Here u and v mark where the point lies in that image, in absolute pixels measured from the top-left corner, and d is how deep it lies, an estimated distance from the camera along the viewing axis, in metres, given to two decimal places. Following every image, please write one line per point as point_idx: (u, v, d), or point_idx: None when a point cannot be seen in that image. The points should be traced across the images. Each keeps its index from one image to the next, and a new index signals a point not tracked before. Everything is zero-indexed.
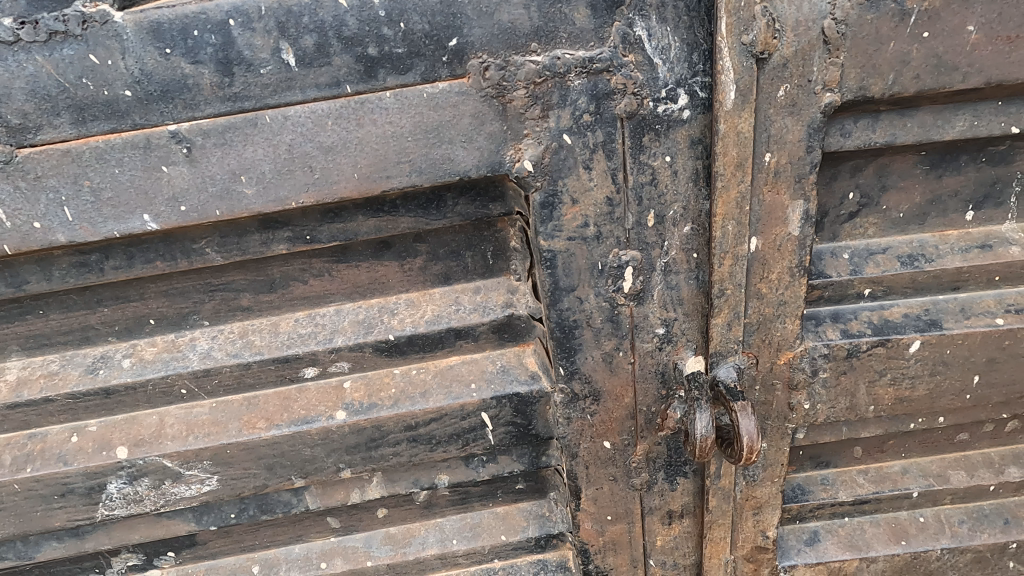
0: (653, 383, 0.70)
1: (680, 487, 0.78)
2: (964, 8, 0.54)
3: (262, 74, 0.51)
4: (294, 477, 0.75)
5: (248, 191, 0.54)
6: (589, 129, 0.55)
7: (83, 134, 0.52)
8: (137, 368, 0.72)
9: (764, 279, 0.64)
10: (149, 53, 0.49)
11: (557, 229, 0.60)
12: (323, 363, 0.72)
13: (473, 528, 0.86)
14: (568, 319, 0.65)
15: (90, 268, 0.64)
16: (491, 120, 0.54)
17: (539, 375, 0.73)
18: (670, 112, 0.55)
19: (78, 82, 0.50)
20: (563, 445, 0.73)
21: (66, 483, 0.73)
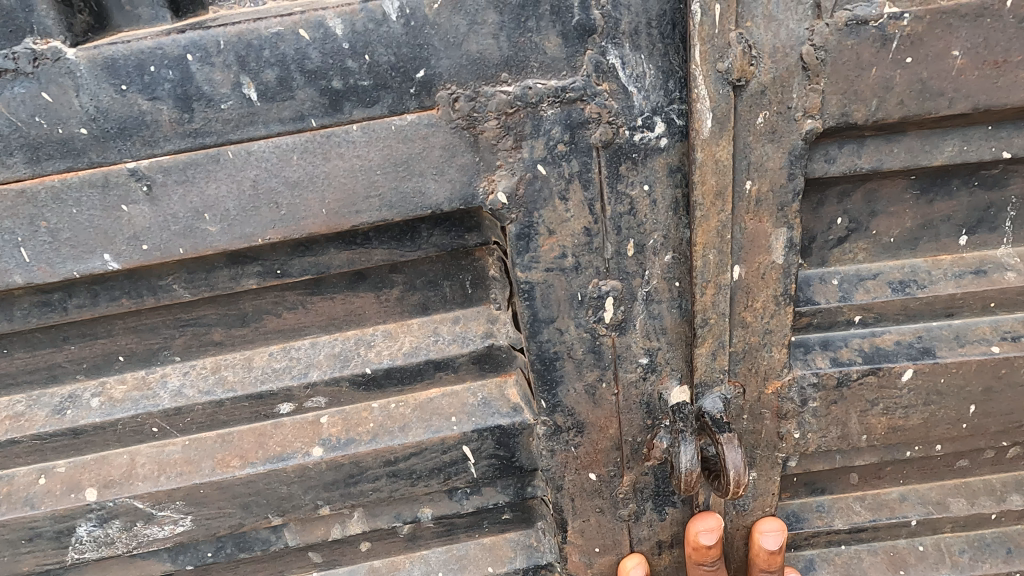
0: (638, 413, 0.68)
1: (669, 517, 0.76)
2: (948, 33, 0.52)
3: (222, 110, 0.49)
4: (271, 515, 0.73)
5: (213, 228, 0.53)
6: (564, 159, 0.54)
7: (38, 174, 0.50)
8: (106, 408, 0.69)
9: (747, 308, 0.63)
10: (105, 91, 0.47)
11: (534, 260, 0.58)
12: (299, 398, 0.70)
13: (459, 560, 0.84)
14: (548, 351, 0.63)
15: (53, 306, 0.61)
16: (462, 152, 0.52)
17: (521, 407, 0.71)
18: (647, 141, 0.54)
19: (31, 121, 0.48)
20: (547, 478, 0.71)
21: (34, 526, 0.71)
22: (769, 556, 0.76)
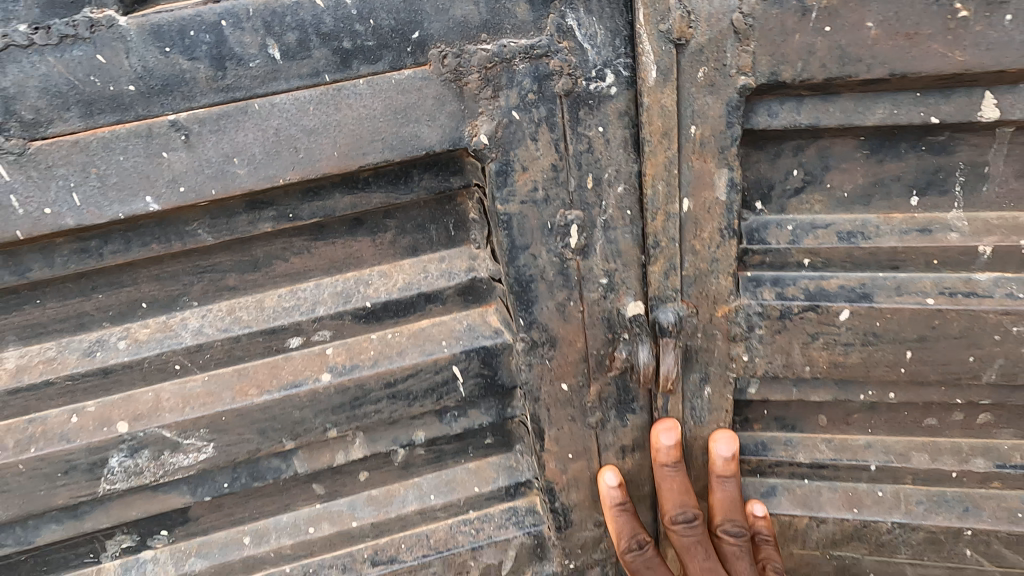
0: (600, 329, 0.80)
1: (630, 423, 0.89)
2: (861, 7, 0.63)
3: (251, 68, 0.59)
4: (285, 440, 0.83)
5: (241, 171, 0.62)
6: (534, 106, 0.65)
7: (89, 126, 0.58)
8: (132, 349, 0.78)
9: (697, 238, 0.75)
10: (151, 53, 0.57)
11: (511, 194, 0.69)
12: (307, 332, 0.80)
13: (448, 483, 0.94)
14: (525, 274, 0.74)
15: (90, 253, 0.70)
16: (450, 101, 0.63)
17: (502, 329, 0.82)
18: (600, 89, 0.66)
19: (87, 79, 0.57)
20: (526, 390, 0.82)
21: (69, 459, 0.79)
22: (724, 462, 0.89)
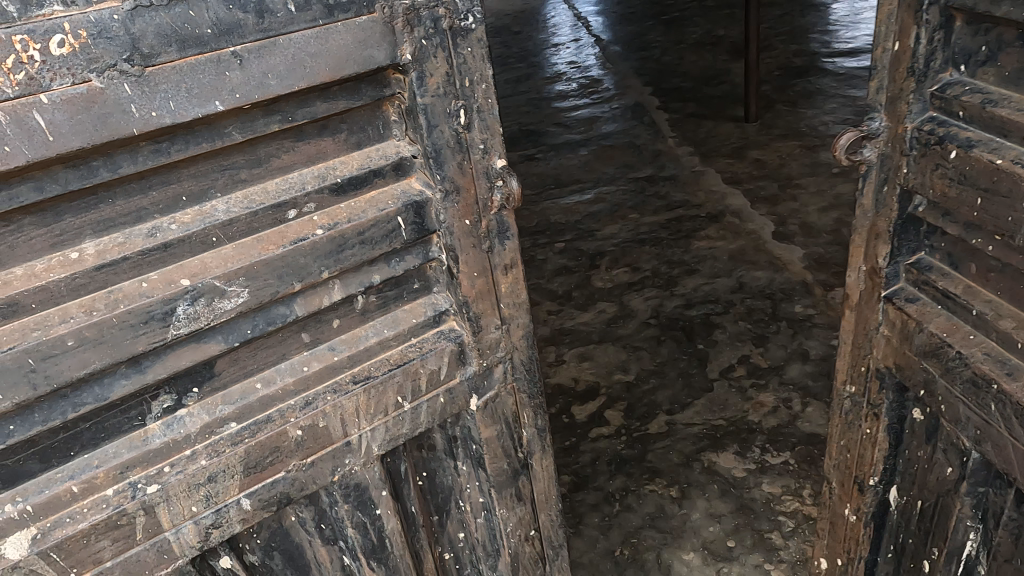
0: (483, 179, 1.29)
1: (509, 247, 1.36)
2: None
3: (278, 16, 1.03)
4: (295, 282, 1.16)
5: (274, 83, 1.05)
6: (432, 35, 1.15)
7: (181, 56, 0.98)
8: (183, 227, 1.08)
9: (898, 69, 1.26)
10: (221, 8, 0.98)
11: (425, 89, 1.17)
12: (300, 205, 1.16)
13: (393, 320, 1.31)
14: (436, 144, 1.22)
15: (162, 151, 1.03)
16: (387, 32, 1.11)
17: (425, 188, 1.24)
18: (469, 25, 1.17)
19: (184, 26, 0.97)
20: (444, 227, 1.27)
21: (148, 309, 1.06)
22: None
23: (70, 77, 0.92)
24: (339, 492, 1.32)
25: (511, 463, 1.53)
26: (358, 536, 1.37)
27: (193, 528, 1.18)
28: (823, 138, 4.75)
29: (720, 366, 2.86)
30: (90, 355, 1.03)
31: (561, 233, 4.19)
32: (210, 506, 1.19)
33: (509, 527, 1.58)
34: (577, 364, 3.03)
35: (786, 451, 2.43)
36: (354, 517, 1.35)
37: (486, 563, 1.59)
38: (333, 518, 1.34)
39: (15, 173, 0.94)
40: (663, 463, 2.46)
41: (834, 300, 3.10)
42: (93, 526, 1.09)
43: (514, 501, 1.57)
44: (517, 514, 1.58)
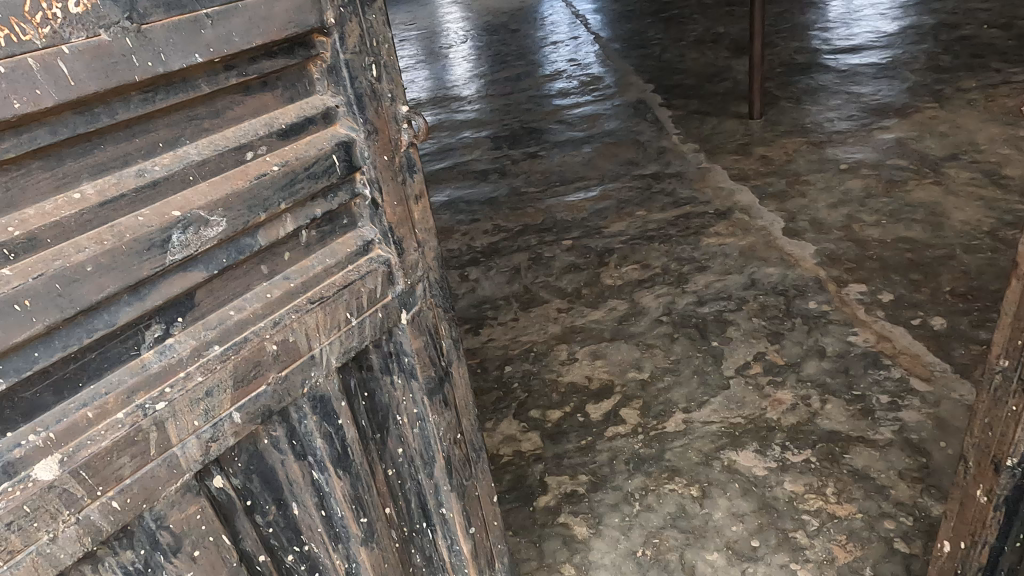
0: (393, 120, 1.35)
1: (417, 178, 1.43)
2: None
3: None
4: (260, 212, 1.17)
5: (238, 39, 1.09)
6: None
7: (166, 16, 1.01)
8: (166, 167, 1.07)
9: None
10: None
11: (345, 45, 1.25)
12: (254, 147, 1.17)
13: (331, 249, 1.31)
14: (358, 93, 1.28)
15: (149, 99, 1.03)
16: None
17: (349, 129, 1.29)
18: None
19: None
20: (368, 163, 1.32)
21: (149, 237, 1.04)
22: None
23: (84, 32, 0.94)
24: (307, 405, 1.29)
25: (437, 372, 1.55)
26: (325, 447, 1.34)
27: (196, 442, 1.13)
28: (829, 134, 4.72)
29: (735, 364, 2.83)
30: (106, 280, 1.00)
31: (568, 230, 4.16)
32: (208, 420, 1.14)
33: (440, 431, 1.58)
34: (590, 362, 3.00)
35: (807, 449, 2.39)
36: (321, 427, 1.32)
37: (425, 471, 1.57)
38: (302, 433, 1.30)
39: (29, 117, 0.92)
40: (683, 463, 2.42)
41: (849, 296, 3.07)
42: (115, 443, 1.03)
43: (443, 406, 1.57)
44: (445, 417, 1.59)
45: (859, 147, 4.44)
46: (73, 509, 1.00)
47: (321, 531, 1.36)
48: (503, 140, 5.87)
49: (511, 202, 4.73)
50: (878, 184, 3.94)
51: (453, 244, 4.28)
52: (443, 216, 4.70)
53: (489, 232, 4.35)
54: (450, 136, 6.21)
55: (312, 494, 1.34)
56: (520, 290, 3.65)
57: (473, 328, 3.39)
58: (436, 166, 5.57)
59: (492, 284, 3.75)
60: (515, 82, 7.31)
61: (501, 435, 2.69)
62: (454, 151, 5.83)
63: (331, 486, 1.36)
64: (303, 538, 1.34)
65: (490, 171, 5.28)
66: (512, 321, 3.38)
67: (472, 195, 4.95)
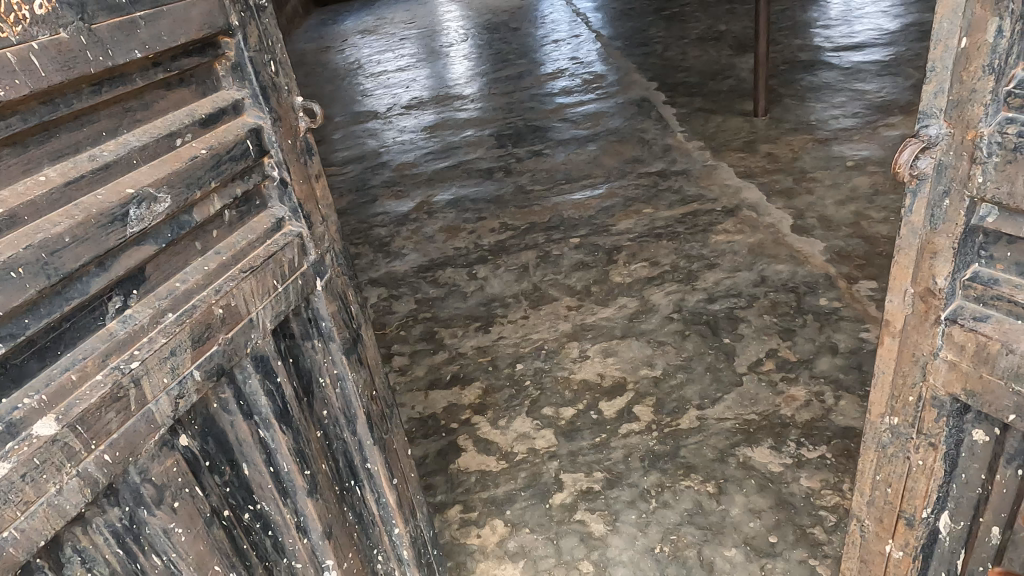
0: (291, 109, 1.36)
1: (316, 162, 1.44)
2: None
3: None
4: (197, 189, 1.16)
5: (166, 37, 1.10)
6: None
7: (110, 16, 1.01)
8: (113, 151, 1.05)
9: (967, 70, 1.08)
10: None
11: (246, 41, 1.26)
12: (181, 134, 1.16)
13: (251, 229, 1.30)
14: (263, 86, 1.29)
15: (96, 90, 1.02)
16: None
17: (257, 118, 1.29)
18: None
19: None
20: (276, 148, 1.32)
21: (111, 211, 1.02)
22: None
23: (47, 29, 0.93)
24: (251, 364, 1.28)
25: (351, 333, 1.55)
26: (268, 404, 1.33)
27: (168, 398, 1.12)
28: (835, 131, 4.72)
29: (748, 361, 2.83)
30: (82, 251, 0.98)
31: (575, 228, 4.16)
32: (175, 377, 1.13)
33: (360, 388, 1.58)
34: (601, 360, 3.01)
35: (822, 445, 2.39)
36: (264, 385, 1.32)
37: (350, 430, 1.56)
38: (248, 392, 1.29)
39: (6, 106, 0.89)
40: (698, 459, 2.43)
41: (859, 292, 3.08)
42: (101, 400, 1.01)
43: (360, 364, 1.57)
44: (362, 375, 1.59)
45: (865, 144, 4.45)
46: (72, 462, 0.97)
47: (271, 487, 1.35)
48: (507, 138, 5.87)
49: (516, 200, 4.73)
50: (885, 181, 3.95)
51: (460, 242, 4.28)
52: (449, 215, 4.70)
53: (496, 230, 4.35)
54: (454, 135, 6.21)
55: (260, 452, 1.32)
56: (529, 288, 3.65)
57: (483, 326, 3.39)
58: (441, 165, 5.57)
59: (501, 282, 3.75)
60: (517, 80, 7.31)
61: (514, 432, 2.69)
62: (458, 149, 5.82)
63: (276, 442, 1.35)
64: (256, 497, 1.33)
65: (494, 170, 5.28)
66: (522, 319, 3.38)
67: (477, 194, 4.95)
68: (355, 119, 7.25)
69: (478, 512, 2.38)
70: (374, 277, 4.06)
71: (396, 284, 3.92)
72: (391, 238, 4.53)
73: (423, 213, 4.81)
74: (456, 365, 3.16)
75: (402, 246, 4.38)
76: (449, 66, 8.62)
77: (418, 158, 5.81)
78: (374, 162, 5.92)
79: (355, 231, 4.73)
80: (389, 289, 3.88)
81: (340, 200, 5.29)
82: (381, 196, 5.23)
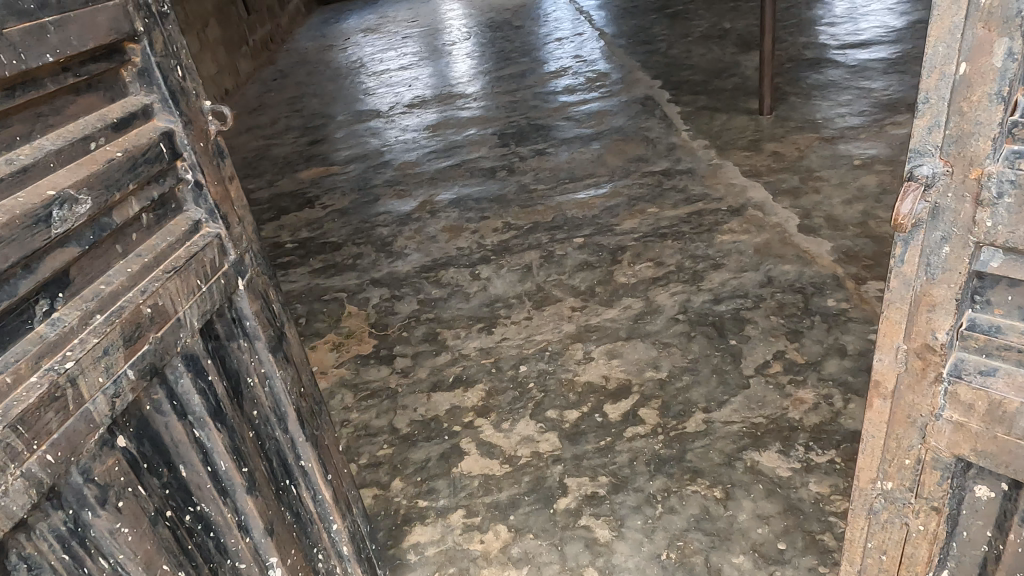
0: (201, 112, 1.33)
1: (228, 164, 1.41)
2: None
3: None
4: (117, 191, 1.12)
5: (76, 41, 1.06)
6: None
7: (20, 21, 0.97)
8: (29, 155, 1.00)
9: (968, 100, 1.01)
10: None
11: (153, 45, 1.22)
12: (96, 138, 1.11)
13: (171, 232, 1.26)
14: (172, 89, 1.26)
15: (9, 93, 0.97)
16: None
17: (168, 121, 1.25)
18: None
19: None
20: (189, 151, 1.29)
21: (33, 212, 0.97)
22: None
23: None
24: (182, 364, 1.25)
25: (275, 332, 1.54)
26: (202, 403, 1.30)
27: (104, 397, 1.07)
28: (841, 130, 4.67)
29: (755, 363, 2.79)
30: (10, 252, 0.93)
31: (579, 228, 4.12)
32: (110, 376, 1.08)
33: (288, 385, 1.57)
34: (606, 362, 2.97)
35: (831, 449, 2.35)
36: (197, 384, 1.29)
37: (281, 427, 1.55)
38: (181, 392, 1.26)
39: None
40: (704, 463, 2.39)
41: (868, 293, 3.04)
42: (39, 401, 0.95)
43: (286, 362, 1.57)
44: (289, 372, 1.58)
45: (872, 143, 4.40)
46: (15, 464, 0.92)
47: (210, 487, 1.31)
48: (510, 137, 5.83)
49: (520, 199, 4.69)
50: (893, 180, 3.90)
51: (463, 242, 4.25)
52: (452, 214, 4.66)
53: (499, 230, 4.31)
54: (457, 134, 6.17)
55: (197, 453, 1.29)
56: (533, 288, 3.61)
57: (487, 327, 3.35)
58: (443, 164, 5.53)
59: (504, 283, 3.71)
60: (520, 79, 7.26)
61: (518, 436, 2.66)
62: (461, 148, 5.79)
63: (213, 441, 1.32)
64: (195, 499, 1.29)
65: (497, 169, 5.24)
66: (526, 320, 3.35)
67: (480, 193, 4.91)
68: (358, 118, 7.21)
69: (482, 517, 2.35)
70: (376, 277, 4.02)
71: (399, 285, 3.88)
72: (393, 238, 4.50)
73: (426, 212, 4.77)
74: (459, 366, 3.12)
75: (404, 246, 4.35)
76: (451, 64, 8.58)
77: (421, 157, 5.77)
78: (375, 162, 5.88)
79: (358, 230, 4.70)
80: (392, 290, 3.85)
81: (343, 199, 5.25)
82: (384, 196, 5.19)
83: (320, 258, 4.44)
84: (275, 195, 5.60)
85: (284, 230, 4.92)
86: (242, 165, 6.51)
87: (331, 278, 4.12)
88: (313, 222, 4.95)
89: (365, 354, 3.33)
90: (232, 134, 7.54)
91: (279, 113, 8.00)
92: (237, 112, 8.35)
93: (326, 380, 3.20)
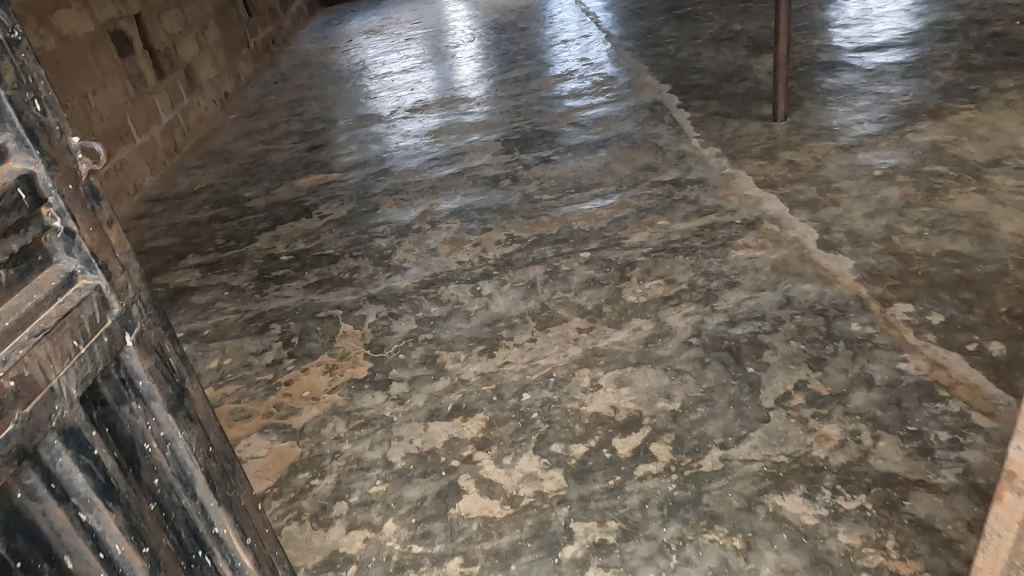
0: (66, 151, 1.20)
1: (104, 206, 1.27)
2: None
3: None
4: None
5: None
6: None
7: None
8: None
9: None
10: None
11: (2, 79, 1.09)
12: None
13: (36, 287, 1.12)
14: (28, 127, 1.13)
15: None
16: None
17: (24, 161, 1.12)
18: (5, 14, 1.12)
19: None
20: (51, 193, 1.15)
21: None
22: None
23: None
24: (59, 441, 1.14)
25: (174, 389, 1.40)
26: (88, 481, 1.19)
27: None
28: (859, 137, 4.47)
29: (775, 394, 2.60)
30: None
31: (585, 242, 3.93)
32: None
33: (193, 446, 1.42)
34: (615, 390, 2.78)
35: (861, 494, 2.16)
36: (80, 461, 1.17)
37: (188, 494, 1.40)
38: (59, 472, 1.14)
39: None
40: (723, 508, 2.20)
41: (894, 316, 2.84)
42: None
43: (190, 421, 1.42)
44: (194, 432, 1.43)
45: (893, 152, 4.19)
46: None
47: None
48: (514, 143, 5.65)
49: (523, 210, 4.51)
50: (916, 192, 3.70)
51: (464, 256, 4.07)
52: (453, 225, 4.48)
53: (502, 243, 4.13)
54: (459, 139, 5.99)
55: (84, 538, 1.18)
56: (537, 307, 3.43)
57: (488, 350, 3.17)
58: (445, 172, 5.35)
59: (506, 301, 3.53)
60: (524, 83, 7.08)
61: (519, 473, 2.48)
62: (463, 155, 5.61)
63: (103, 523, 1.20)
64: None
65: (500, 177, 5.06)
66: (529, 342, 3.17)
67: (481, 203, 4.73)
68: (358, 122, 7.04)
69: (480, 565, 2.17)
70: (372, 293, 3.85)
71: (396, 302, 3.71)
72: (391, 250, 4.32)
73: (426, 223, 4.59)
74: (458, 393, 2.94)
75: (402, 260, 4.17)
76: (454, 67, 8.40)
77: (422, 163, 5.60)
78: (375, 169, 5.70)
79: (355, 242, 4.52)
80: (389, 307, 3.68)
81: (341, 208, 5.08)
82: (383, 205, 5.02)
83: (317, 271, 4.26)
84: (271, 203, 5.43)
85: (279, 241, 4.75)
86: (239, 171, 6.34)
87: (326, 294, 3.94)
88: (309, 233, 4.78)
89: (360, 378, 3.15)
90: (230, 139, 7.38)
91: (279, 117, 7.83)
92: (236, 116, 8.19)
93: (317, 406, 3.02)
